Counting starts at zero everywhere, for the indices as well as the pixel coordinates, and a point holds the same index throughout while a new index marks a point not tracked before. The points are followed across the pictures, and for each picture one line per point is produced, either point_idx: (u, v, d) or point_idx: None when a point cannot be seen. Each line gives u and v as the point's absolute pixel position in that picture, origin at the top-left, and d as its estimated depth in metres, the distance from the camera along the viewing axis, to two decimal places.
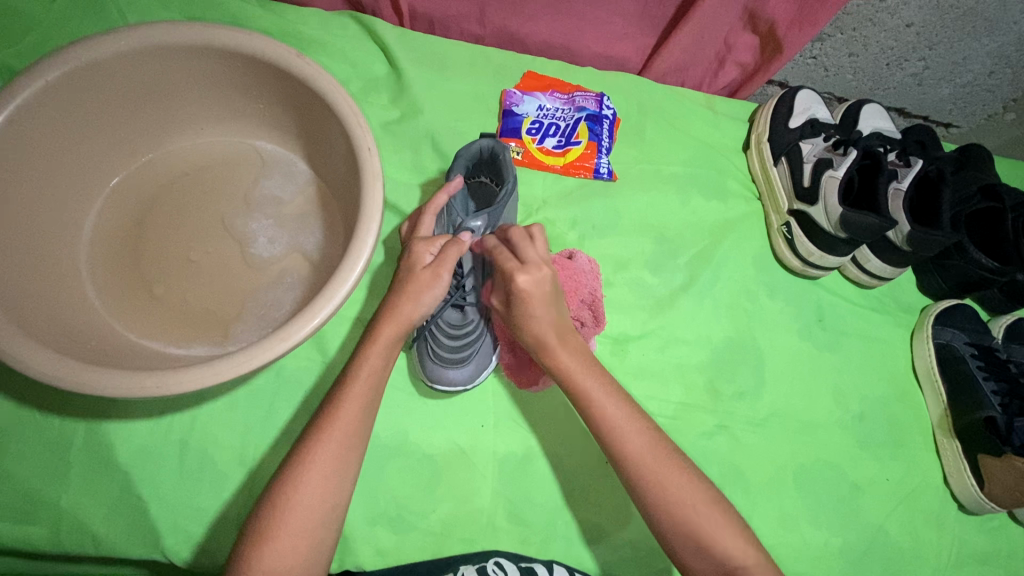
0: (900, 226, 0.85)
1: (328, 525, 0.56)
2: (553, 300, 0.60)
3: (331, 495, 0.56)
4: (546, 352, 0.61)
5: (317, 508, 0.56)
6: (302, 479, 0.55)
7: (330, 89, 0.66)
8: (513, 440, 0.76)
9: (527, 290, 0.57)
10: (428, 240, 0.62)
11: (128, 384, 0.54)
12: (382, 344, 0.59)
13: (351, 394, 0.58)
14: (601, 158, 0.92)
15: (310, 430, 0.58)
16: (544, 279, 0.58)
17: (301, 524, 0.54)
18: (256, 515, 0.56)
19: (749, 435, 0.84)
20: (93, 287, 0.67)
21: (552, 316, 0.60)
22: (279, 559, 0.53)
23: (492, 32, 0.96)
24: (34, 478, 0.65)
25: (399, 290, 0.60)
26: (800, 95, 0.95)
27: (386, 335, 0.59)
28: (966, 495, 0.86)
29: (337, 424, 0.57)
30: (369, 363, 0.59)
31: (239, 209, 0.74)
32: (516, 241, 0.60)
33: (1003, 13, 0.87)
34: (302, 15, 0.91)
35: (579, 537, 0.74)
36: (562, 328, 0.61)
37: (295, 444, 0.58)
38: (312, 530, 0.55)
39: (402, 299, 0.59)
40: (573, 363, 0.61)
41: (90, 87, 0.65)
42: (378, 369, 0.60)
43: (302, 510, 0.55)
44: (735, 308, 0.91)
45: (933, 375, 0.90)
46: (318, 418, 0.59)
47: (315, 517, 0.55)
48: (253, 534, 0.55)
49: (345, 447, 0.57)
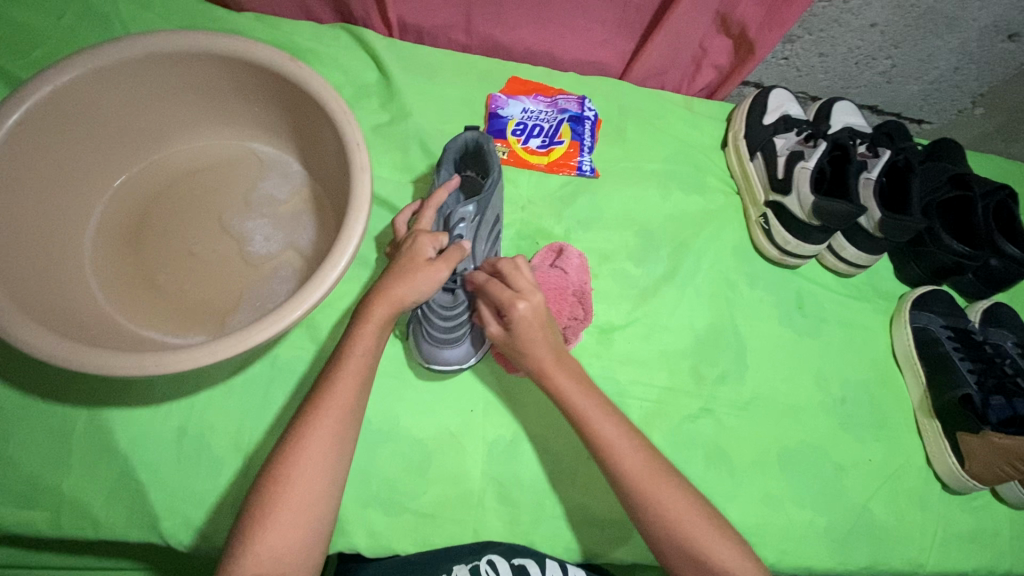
0: (872, 212, 0.89)
1: (327, 498, 0.59)
2: (545, 325, 0.64)
3: (330, 468, 0.59)
4: (544, 374, 0.66)
5: (317, 481, 0.58)
6: (302, 453, 0.58)
7: (322, 90, 0.70)
8: (502, 424, 0.78)
9: (524, 316, 0.61)
10: (432, 236, 0.65)
11: (128, 364, 0.57)
12: (374, 323, 0.62)
13: (345, 373, 0.61)
14: (584, 156, 0.97)
15: (306, 408, 0.61)
16: (538, 305, 0.62)
17: (303, 499, 0.57)
18: (258, 490, 0.58)
19: (734, 418, 0.86)
20: (95, 281, 0.70)
21: (543, 339, 0.64)
22: (282, 531, 0.55)
23: (478, 41, 1.01)
24: (35, 464, 0.67)
25: (396, 275, 0.62)
26: (773, 93, 1.00)
27: (381, 315, 0.62)
28: (948, 475, 0.87)
29: (334, 401, 0.60)
30: (364, 341, 0.62)
31: (238, 208, 0.78)
32: (505, 276, 0.64)
33: (962, 11, 0.91)
34: (296, 28, 0.96)
35: (566, 518, 0.76)
36: (556, 350, 0.66)
37: (291, 423, 0.60)
38: (313, 503, 0.57)
39: (397, 282, 0.62)
40: (571, 386, 0.67)
41: (97, 90, 0.69)
42: (372, 348, 0.62)
43: (302, 483, 0.57)
44: (716, 297, 0.93)
45: (912, 358, 0.93)
46: (314, 396, 0.61)
47: (315, 490, 0.58)
48: (253, 509, 0.57)
49: (342, 423, 0.60)
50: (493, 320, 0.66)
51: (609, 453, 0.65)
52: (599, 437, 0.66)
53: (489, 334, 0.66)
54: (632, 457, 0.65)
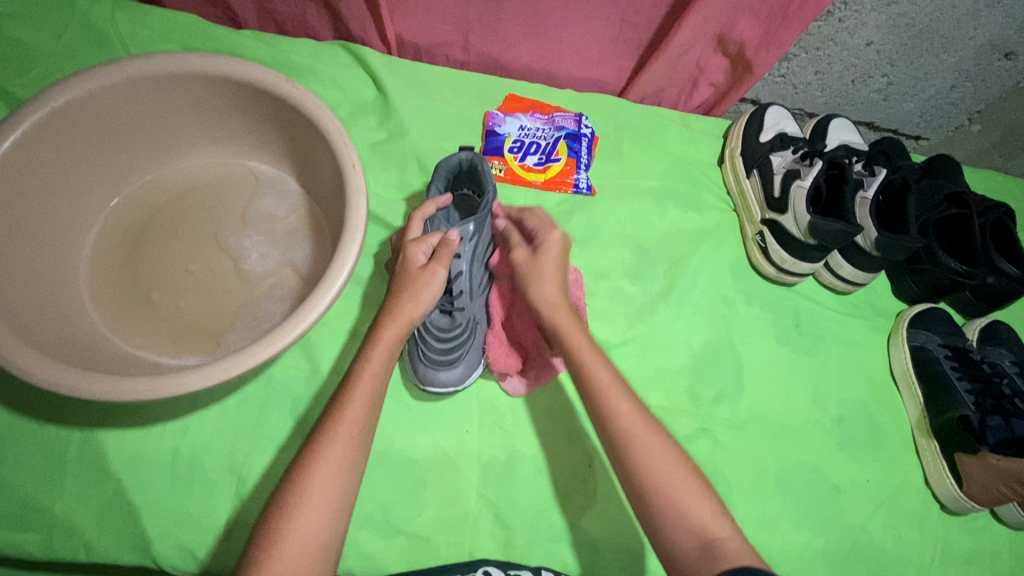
0: (868, 231, 0.89)
1: (335, 525, 0.57)
2: (560, 270, 0.67)
3: (338, 493, 0.58)
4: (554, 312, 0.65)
5: (324, 509, 0.57)
6: (311, 477, 0.57)
7: (318, 111, 0.70)
8: (497, 444, 0.78)
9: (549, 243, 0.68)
10: (421, 242, 0.67)
11: (121, 389, 0.57)
12: (384, 345, 0.63)
13: (354, 397, 0.61)
14: (580, 173, 0.97)
15: (316, 434, 0.60)
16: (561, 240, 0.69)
17: (309, 527, 0.56)
18: (266, 519, 0.57)
19: (730, 438, 0.86)
20: (91, 301, 0.70)
21: (556, 274, 0.67)
22: (289, 561, 0.54)
23: (476, 58, 1.02)
24: (28, 485, 0.67)
25: (397, 293, 0.65)
26: (770, 111, 1.00)
27: (389, 336, 0.63)
28: (946, 496, 0.87)
29: (344, 424, 0.60)
30: (373, 364, 0.62)
31: (235, 227, 0.78)
32: (537, 220, 0.71)
33: (958, 30, 0.91)
34: (295, 46, 0.97)
35: (561, 541, 0.75)
36: (568, 302, 0.66)
37: (301, 451, 0.60)
38: (321, 530, 0.56)
39: (401, 301, 0.64)
40: (576, 334, 0.64)
41: (95, 112, 0.69)
42: (382, 370, 0.63)
43: (310, 509, 0.56)
44: (713, 314, 0.93)
45: (909, 377, 0.92)
46: (324, 422, 0.61)
47: (323, 517, 0.57)
48: (259, 539, 0.56)
49: (351, 449, 0.60)
50: (520, 245, 0.70)
51: (596, 388, 0.62)
52: (589, 375, 0.62)
53: (516, 255, 0.69)
54: (622, 402, 0.61)
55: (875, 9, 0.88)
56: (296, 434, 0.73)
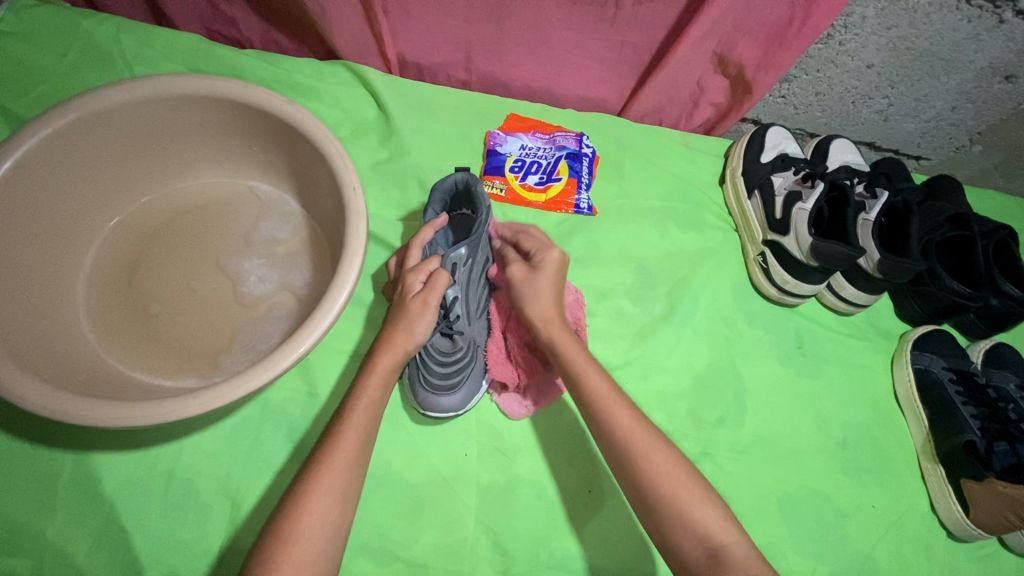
0: (870, 253, 0.88)
1: (328, 555, 0.57)
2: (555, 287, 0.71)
3: (332, 523, 0.58)
4: (548, 319, 0.69)
5: (319, 536, 0.57)
6: (305, 509, 0.57)
7: (319, 133, 0.70)
8: (496, 469, 0.77)
9: (551, 258, 0.72)
10: (416, 269, 0.67)
11: (113, 415, 0.56)
12: (380, 374, 0.63)
13: (351, 424, 0.61)
14: (581, 194, 0.97)
15: (312, 461, 0.60)
16: (563, 260, 0.73)
17: (303, 555, 0.55)
18: (260, 546, 0.56)
19: (732, 462, 0.85)
20: (87, 322, 0.69)
21: (552, 293, 0.71)
22: None
23: (478, 78, 1.02)
24: (19, 510, 0.66)
25: (394, 323, 0.65)
26: (771, 132, 1.00)
27: (385, 365, 0.63)
28: (953, 522, 0.85)
29: (340, 451, 0.60)
30: (369, 393, 0.63)
31: (235, 247, 0.78)
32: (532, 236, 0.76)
33: (958, 53, 0.91)
34: (297, 65, 0.97)
35: (561, 569, 0.73)
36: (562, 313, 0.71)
37: (296, 477, 0.60)
38: (314, 561, 0.56)
39: (398, 331, 0.64)
40: (573, 343, 0.69)
41: (96, 133, 0.70)
42: (376, 399, 0.63)
43: (303, 540, 0.56)
44: (713, 336, 0.93)
45: (913, 400, 0.92)
46: (319, 449, 0.61)
47: (316, 547, 0.56)
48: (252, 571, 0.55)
49: (347, 477, 0.60)
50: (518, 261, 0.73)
51: (598, 407, 0.65)
52: (584, 387, 0.66)
53: (511, 269, 0.72)
54: (621, 413, 0.64)
55: (875, 32, 0.88)
56: (293, 460, 0.72)
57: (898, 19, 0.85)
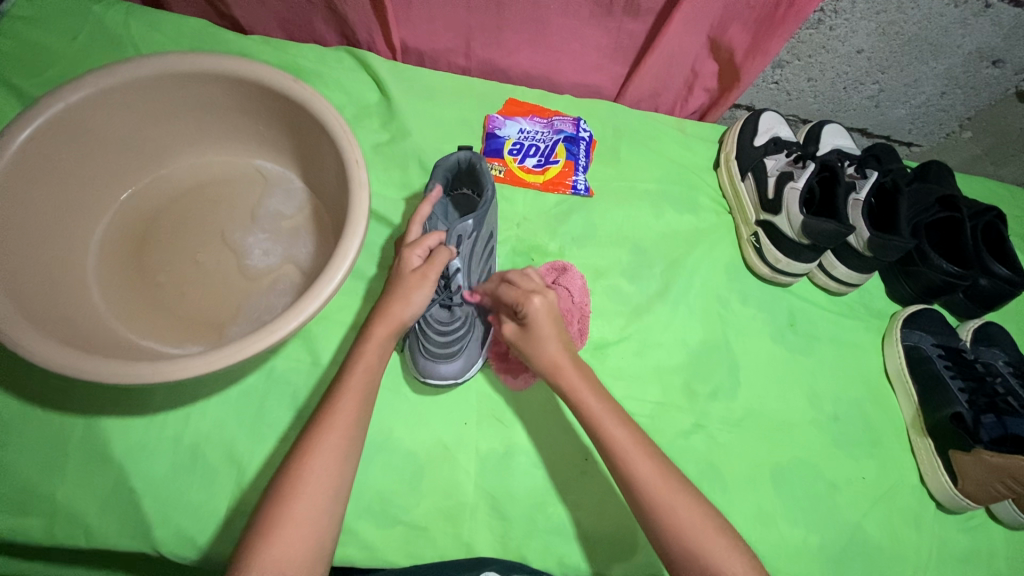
0: (861, 231, 0.90)
1: (331, 513, 0.59)
2: (557, 329, 0.68)
3: (334, 483, 0.59)
4: (557, 370, 0.67)
5: (321, 497, 0.58)
6: (305, 468, 0.59)
7: (322, 109, 0.73)
8: (495, 438, 0.78)
9: (538, 312, 0.66)
10: (415, 245, 0.68)
11: (126, 373, 0.58)
12: (376, 342, 0.66)
13: (349, 389, 0.63)
14: (579, 175, 0.99)
15: (312, 425, 0.62)
16: (551, 300, 0.67)
17: (306, 513, 0.57)
18: (264, 505, 0.58)
19: (726, 434, 0.87)
20: (98, 291, 0.71)
21: (552, 339, 0.67)
22: (285, 546, 0.55)
23: (478, 64, 1.05)
24: (31, 471, 0.68)
25: (391, 295, 0.67)
26: (764, 116, 1.02)
27: (380, 333, 0.65)
28: (942, 493, 0.87)
29: (339, 415, 0.62)
30: (366, 359, 0.65)
31: (240, 222, 0.80)
32: (514, 282, 0.69)
33: (945, 38, 0.94)
34: (302, 50, 1.00)
35: (560, 533, 0.75)
36: (569, 350, 0.68)
37: (297, 441, 0.62)
38: (316, 517, 0.57)
39: (393, 301, 0.66)
40: (583, 384, 0.67)
41: (107, 109, 0.72)
42: (373, 363, 0.66)
43: (307, 499, 0.58)
44: (708, 313, 0.95)
45: (903, 376, 0.93)
46: (320, 414, 0.63)
47: (317, 505, 0.58)
48: (257, 528, 0.57)
49: (347, 440, 0.61)
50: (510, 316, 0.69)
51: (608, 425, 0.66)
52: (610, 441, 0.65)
53: (507, 330, 0.69)
54: (618, 431, 0.65)
55: (864, 17, 0.90)
56: (297, 426, 0.74)
57: (886, 4, 0.88)
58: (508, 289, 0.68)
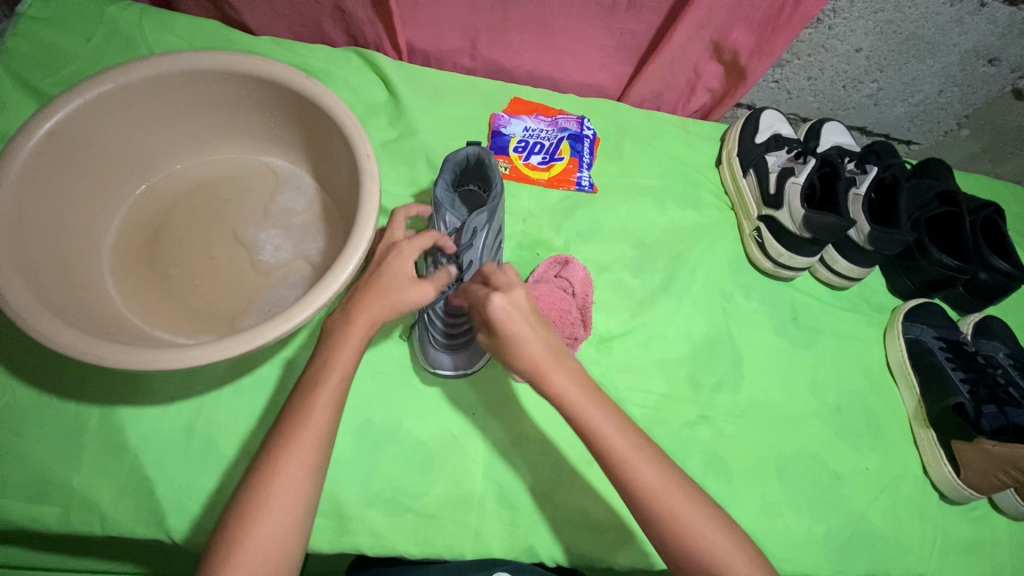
0: (861, 226, 0.91)
1: (298, 529, 0.57)
2: (536, 324, 0.58)
3: (300, 501, 0.56)
4: (539, 375, 0.58)
5: (287, 515, 0.55)
6: (272, 482, 0.56)
7: (334, 105, 0.74)
8: (503, 428, 0.80)
9: (505, 315, 0.56)
10: (410, 245, 0.65)
11: (144, 359, 0.59)
12: (348, 347, 0.60)
13: (317, 402, 0.58)
14: (583, 172, 1.01)
15: (274, 437, 0.58)
16: (517, 298, 0.57)
17: (271, 530, 0.55)
18: (228, 517, 0.56)
19: (730, 425, 0.88)
20: (113, 283, 0.73)
21: (532, 339, 0.57)
22: (247, 564, 0.53)
23: (483, 64, 1.07)
24: (47, 460, 0.69)
25: (371, 288, 0.62)
26: (765, 114, 1.04)
27: (356, 333, 0.61)
28: (945, 484, 0.88)
29: (306, 429, 0.58)
30: (337, 368, 0.60)
31: (252, 217, 0.81)
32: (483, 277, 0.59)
33: (942, 36, 0.96)
34: (311, 51, 1.02)
35: (568, 520, 0.76)
36: (550, 347, 0.58)
37: (260, 453, 0.58)
38: (280, 538, 0.55)
39: (375, 298, 0.62)
40: (569, 385, 0.58)
41: (124, 105, 0.74)
42: (346, 372, 0.61)
43: (271, 517, 0.55)
44: (711, 307, 0.96)
45: (905, 368, 0.94)
46: (285, 424, 0.59)
47: (284, 523, 0.55)
48: (224, 536, 0.55)
49: (314, 455, 0.58)
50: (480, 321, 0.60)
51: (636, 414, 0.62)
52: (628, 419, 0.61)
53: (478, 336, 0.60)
54: (616, 438, 0.59)
55: (862, 16, 0.92)
56: None
57: (883, 4, 0.90)
58: (474, 290, 0.59)
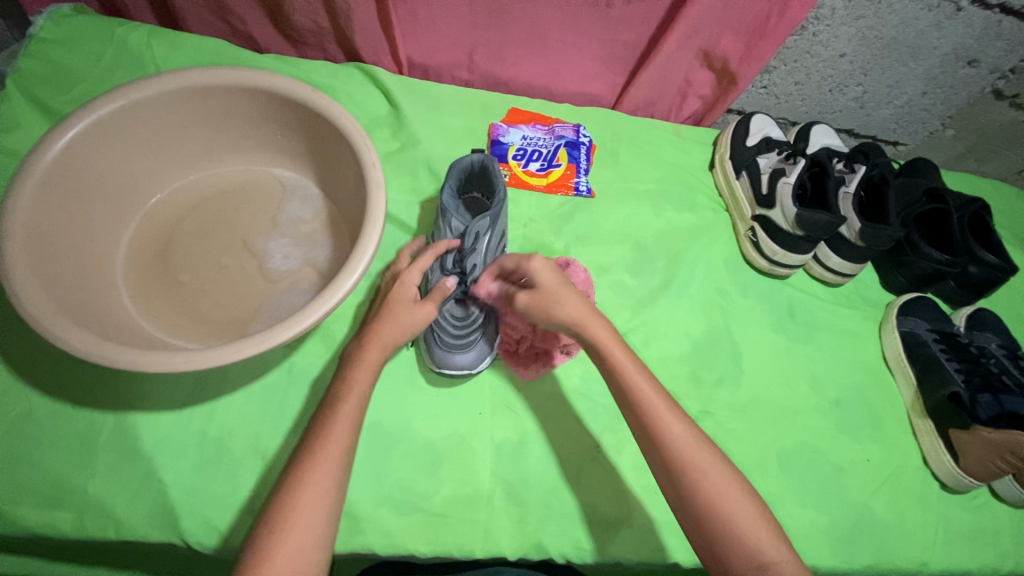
0: (852, 222, 0.95)
1: (324, 541, 0.58)
2: (568, 287, 0.68)
3: (325, 512, 0.58)
4: (578, 326, 0.66)
5: (315, 526, 0.57)
6: (298, 499, 0.58)
7: (340, 116, 0.77)
8: (510, 426, 0.81)
9: (540, 271, 0.67)
10: (411, 274, 0.70)
11: (160, 362, 0.61)
12: (367, 368, 0.65)
13: (341, 416, 0.62)
14: (580, 177, 1.03)
15: (302, 452, 0.61)
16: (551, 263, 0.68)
17: (300, 540, 0.56)
18: (257, 530, 0.57)
19: (732, 420, 0.89)
20: (126, 293, 0.75)
21: (564, 293, 0.67)
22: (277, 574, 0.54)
23: (481, 77, 1.10)
24: (61, 466, 0.70)
25: (382, 318, 0.67)
26: (755, 118, 1.07)
27: (372, 359, 0.65)
28: (945, 473, 0.89)
29: (331, 442, 0.61)
30: (358, 382, 0.64)
31: (260, 226, 0.83)
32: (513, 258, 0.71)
33: (922, 40, 1.00)
34: (313, 67, 1.05)
35: (576, 516, 0.77)
36: (589, 305, 0.68)
37: (288, 468, 0.60)
38: (308, 549, 0.56)
39: (386, 327, 0.66)
40: (606, 335, 0.66)
41: (135, 120, 0.76)
42: (365, 387, 0.64)
43: (298, 528, 0.57)
44: (710, 305, 0.98)
45: (902, 360, 0.96)
46: (312, 440, 0.62)
47: (311, 532, 0.57)
48: (254, 549, 0.56)
49: (338, 466, 0.60)
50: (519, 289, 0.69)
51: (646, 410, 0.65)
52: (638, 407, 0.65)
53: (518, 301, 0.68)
54: None
55: (845, 22, 0.96)
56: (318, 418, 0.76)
57: (865, 10, 0.94)
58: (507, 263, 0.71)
